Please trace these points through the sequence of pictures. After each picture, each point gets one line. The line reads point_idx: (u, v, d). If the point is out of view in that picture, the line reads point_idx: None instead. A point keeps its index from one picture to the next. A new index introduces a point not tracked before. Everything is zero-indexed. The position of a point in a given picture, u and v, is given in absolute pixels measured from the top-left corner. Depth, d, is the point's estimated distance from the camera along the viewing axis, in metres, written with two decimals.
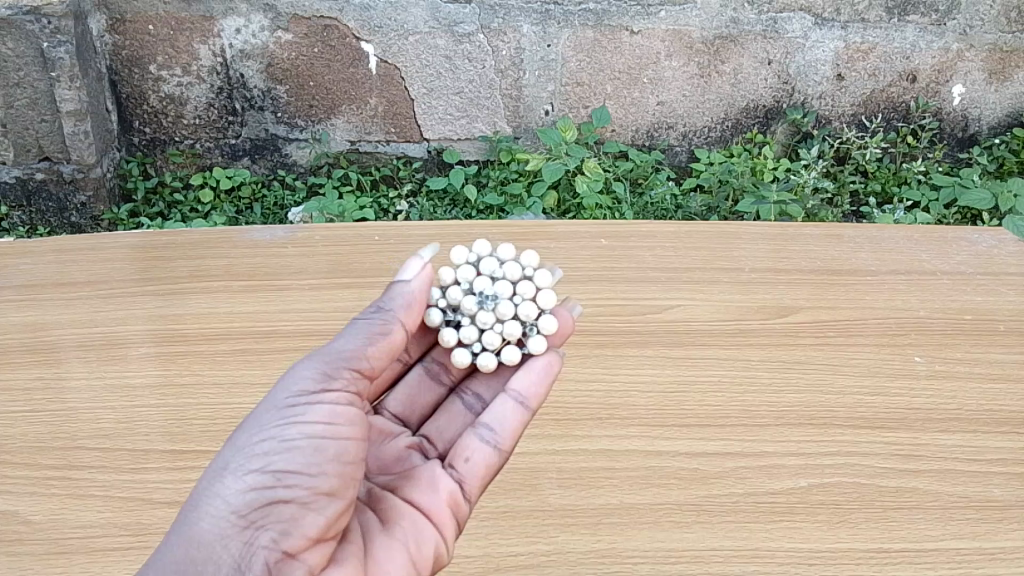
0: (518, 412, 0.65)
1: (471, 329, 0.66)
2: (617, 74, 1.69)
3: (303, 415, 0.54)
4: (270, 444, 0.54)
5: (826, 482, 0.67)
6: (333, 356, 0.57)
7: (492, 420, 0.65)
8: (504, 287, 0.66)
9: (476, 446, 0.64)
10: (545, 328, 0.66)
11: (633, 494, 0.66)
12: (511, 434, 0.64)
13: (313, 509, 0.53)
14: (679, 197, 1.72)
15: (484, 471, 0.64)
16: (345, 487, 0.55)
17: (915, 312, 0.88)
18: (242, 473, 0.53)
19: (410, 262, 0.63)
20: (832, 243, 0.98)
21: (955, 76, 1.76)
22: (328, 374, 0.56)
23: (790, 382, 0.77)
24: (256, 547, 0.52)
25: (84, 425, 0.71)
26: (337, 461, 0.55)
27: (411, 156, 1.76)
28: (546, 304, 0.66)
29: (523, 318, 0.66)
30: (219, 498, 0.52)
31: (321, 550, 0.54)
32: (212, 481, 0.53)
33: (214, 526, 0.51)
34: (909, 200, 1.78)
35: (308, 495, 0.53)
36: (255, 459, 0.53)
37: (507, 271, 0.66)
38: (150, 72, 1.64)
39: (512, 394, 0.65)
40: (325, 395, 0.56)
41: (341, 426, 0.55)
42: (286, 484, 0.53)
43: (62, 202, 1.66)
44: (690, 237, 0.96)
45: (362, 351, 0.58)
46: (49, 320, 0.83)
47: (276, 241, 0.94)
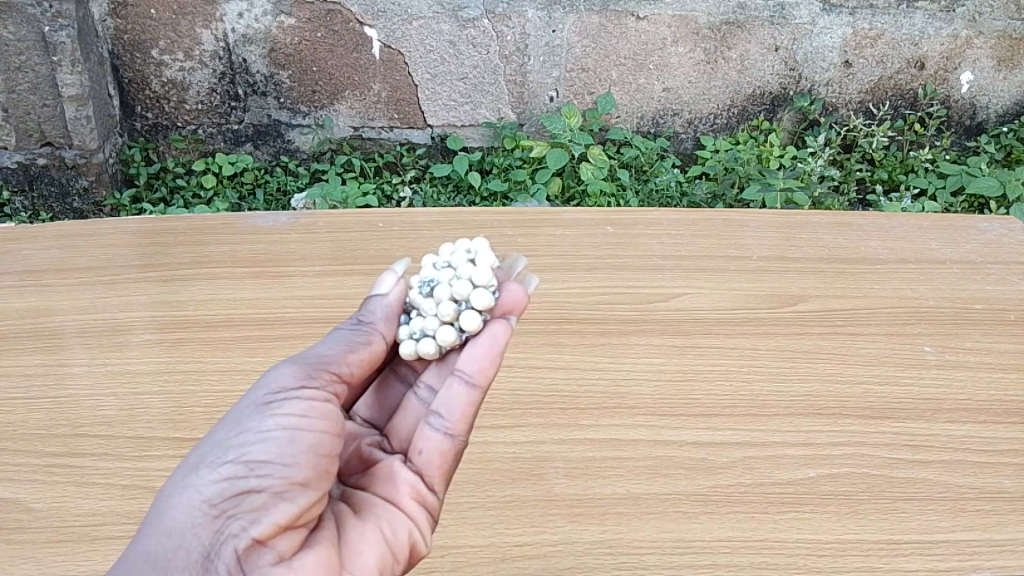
0: (465, 394, 0.60)
1: (414, 319, 0.62)
2: (623, 60, 1.67)
3: (280, 407, 0.53)
4: (247, 435, 0.52)
5: (835, 472, 0.66)
6: (311, 361, 0.57)
7: (439, 406, 0.60)
8: (442, 271, 0.62)
9: (427, 436, 0.60)
10: (478, 303, 0.60)
11: (641, 484, 0.65)
12: (461, 417, 0.60)
13: (286, 498, 0.51)
14: (685, 184, 1.71)
15: (441, 458, 0.60)
16: (320, 479, 0.53)
17: (925, 302, 0.86)
18: (216, 463, 0.51)
19: (385, 277, 0.64)
20: (839, 231, 0.96)
21: (964, 63, 1.75)
22: (308, 374, 0.56)
23: (799, 371, 0.76)
24: (226, 535, 0.49)
25: (86, 412, 0.71)
26: (313, 452, 0.53)
27: (414, 142, 1.74)
28: (480, 280, 0.60)
29: (457, 297, 0.61)
30: (193, 487, 0.50)
31: (291, 537, 0.51)
32: (187, 473, 0.51)
33: (184, 515, 0.49)
34: (917, 189, 1.76)
35: (281, 485, 0.51)
36: (231, 450, 0.52)
37: (451, 258, 0.63)
38: (152, 57, 1.63)
39: (457, 375, 0.60)
40: (302, 392, 0.55)
41: (318, 420, 0.54)
42: (259, 474, 0.51)
43: (63, 186, 1.64)
44: (696, 225, 0.95)
45: (341, 356, 0.58)
46: (52, 307, 0.82)
47: (278, 227, 0.93)
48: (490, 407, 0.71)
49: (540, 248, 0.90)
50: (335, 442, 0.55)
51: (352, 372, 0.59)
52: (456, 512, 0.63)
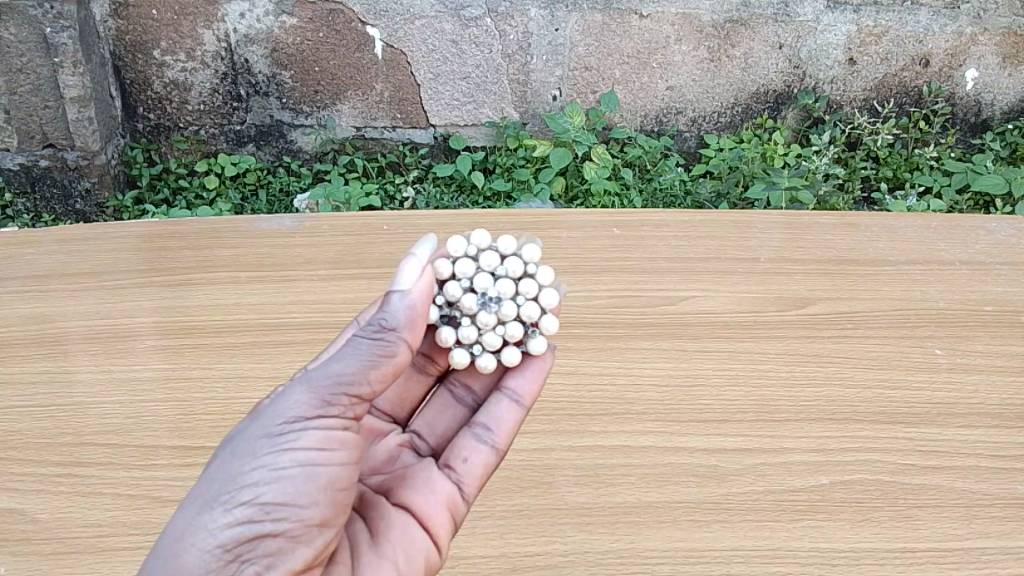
0: (513, 409, 0.65)
1: (471, 329, 0.64)
2: (626, 59, 1.66)
3: (296, 443, 0.53)
4: (260, 473, 0.52)
5: (847, 479, 0.66)
6: (327, 382, 0.54)
7: (488, 420, 0.65)
8: (506, 286, 0.64)
9: (473, 446, 0.64)
10: (547, 329, 0.65)
11: (651, 492, 0.64)
12: (507, 432, 0.64)
13: (302, 542, 0.52)
14: (688, 183, 1.71)
15: (482, 470, 0.63)
16: (335, 515, 0.54)
17: (936, 304, 0.86)
18: (231, 505, 0.50)
19: (405, 266, 0.60)
20: (847, 232, 0.96)
21: (968, 61, 1.74)
22: (324, 401, 0.54)
23: (809, 375, 0.75)
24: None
25: (90, 420, 0.70)
26: (329, 489, 0.54)
27: (417, 142, 1.74)
28: (549, 304, 0.65)
29: (525, 319, 0.65)
30: (204, 530, 0.50)
31: None
32: (198, 512, 0.50)
33: (195, 560, 0.49)
34: (921, 186, 1.75)
35: (298, 528, 0.52)
36: (244, 489, 0.51)
37: (508, 268, 0.64)
38: (154, 57, 1.62)
39: (508, 392, 0.65)
40: (319, 422, 0.54)
41: (335, 453, 0.54)
42: (275, 517, 0.51)
43: (65, 188, 1.64)
44: (703, 226, 0.94)
45: (362, 377, 0.55)
46: (56, 312, 0.82)
47: (283, 231, 0.93)
48: None
49: (546, 250, 0.89)
50: (350, 471, 0.55)
51: (373, 388, 0.56)
52: (467, 523, 0.63)
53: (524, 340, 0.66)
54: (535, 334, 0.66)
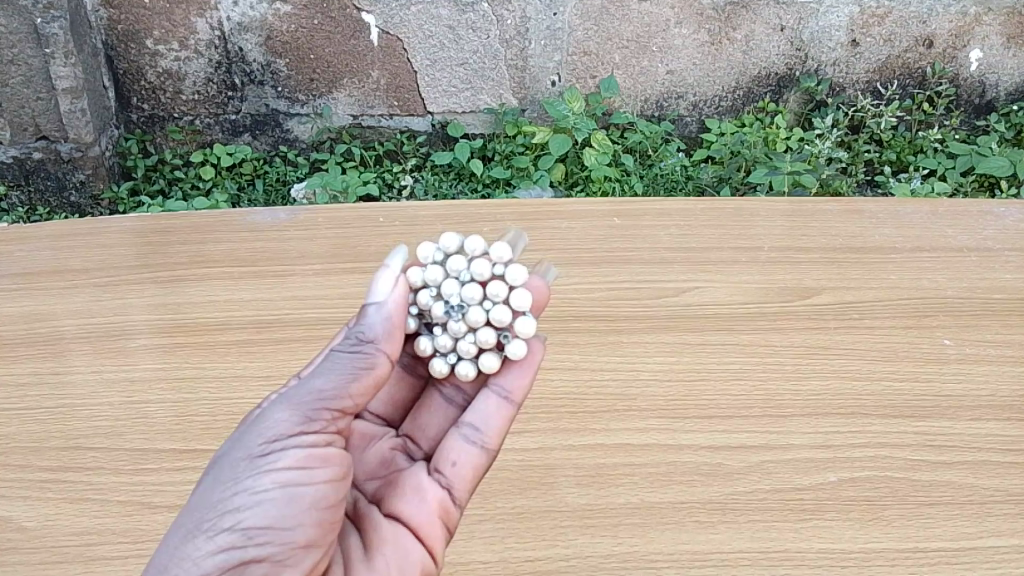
0: (501, 408, 0.62)
1: (445, 339, 0.62)
2: (625, 43, 1.64)
3: (277, 463, 0.51)
4: (242, 497, 0.50)
5: (856, 476, 0.64)
6: (307, 399, 0.54)
7: (475, 420, 0.62)
8: (472, 290, 0.61)
9: (461, 447, 0.61)
10: (522, 332, 0.62)
11: (655, 492, 0.63)
12: (495, 432, 0.62)
13: (289, 565, 0.50)
14: (689, 168, 1.69)
15: (472, 473, 0.61)
16: (323, 535, 0.53)
17: (944, 293, 0.84)
18: (213, 531, 0.49)
19: (381, 276, 0.59)
20: (853, 219, 0.94)
21: (972, 41, 1.71)
22: (305, 418, 0.53)
23: (817, 368, 0.74)
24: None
25: (81, 423, 0.69)
26: (314, 508, 0.52)
27: (414, 129, 1.71)
28: (521, 306, 0.61)
29: (496, 324, 0.61)
30: (189, 560, 0.48)
31: None
32: (181, 541, 0.49)
33: None
34: (925, 169, 1.73)
35: (283, 552, 0.50)
36: (225, 515, 0.50)
37: (475, 271, 0.61)
38: (147, 47, 1.60)
39: (496, 389, 0.63)
40: (301, 440, 0.53)
41: (318, 471, 0.52)
42: (259, 541, 0.50)
43: (60, 181, 1.62)
44: (706, 214, 0.92)
45: (342, 390, 0.54)
46: (45, 311, 0.80)
47: (276, 224, 0.91)
48: None
49: (545, 241, 0.87)
50: (335, 489, 0.54)
51: (356, 401, 0.55)
52: (466, 527, 0.61)
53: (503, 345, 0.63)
54: (513, 338, 0.62)
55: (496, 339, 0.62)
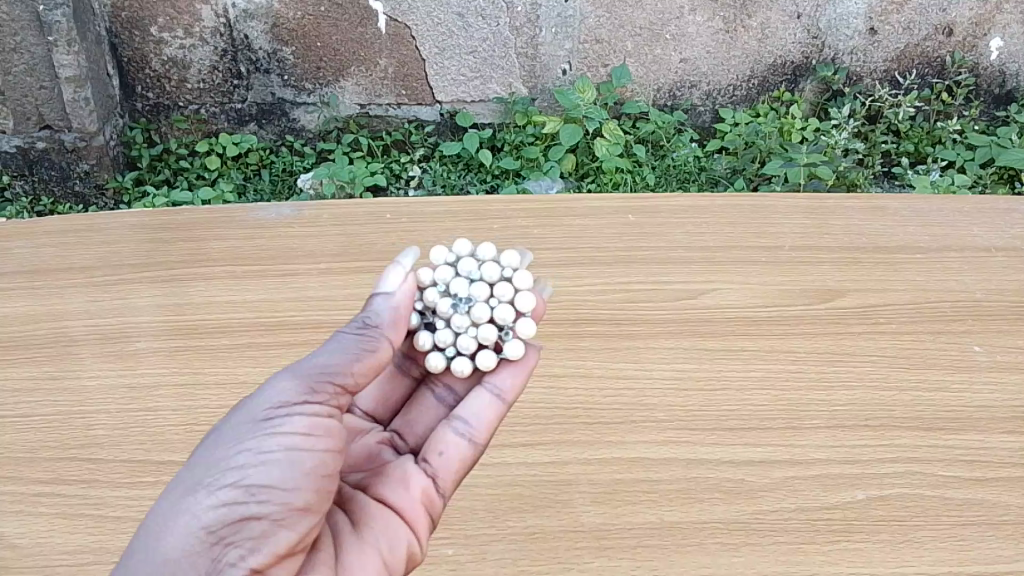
0: (493, 405, 0.60)
1: (445, 333, 0.60)
2: (638, 31, 1.60)
3: (281, 427, 0.50)
4: (245, 456, 0.49)
5: (885, 494, 0.61)
6: (312, 371, 0.53)
7: (466, 413, 0.60)
8: (480, 288, 0.59)
9: (450, 439, 0.60)
10: (523, 333, 0.60)
11: (674, 511, 0.60)
12: (486, 426, 0.60)
13: (287, 526, 0.49)
14: (703, 159, 1.65)
15: (459, 465, 0.59)
16: (322, 502, 0.51)
17: (975, 296, 0.80)
18: (214, 486, 0.48)
19: (391, 269, 0.58)
20: (876, 217, 0.90)
21: (993, 29, 1.67)
22: (310, 388, 0.52)
23: (842, 376, 0.71)
24: (225, 565, 0.47)
25: (76, 432, 0.66)
26: (315, 475, 0.50)
27: (423, 119, 1.68)
28: (525, 308, 0.60)
29: (499, 322, 0.60)
30: (188, 512, 0.47)
31: (290, 565, 0.49)
32: (180, 496, 0.47)
33: (176, 542, 0.46)
34: (943, 161, 1.69)
35: (283, 512, 0.49)
36: (227, 472, 0.48)
37: (485, 272, 0.60)
38: (151, 34, 1.57)
39: (489, 386, 0.61)
40: (305, 408, 0.51)
41: (320, 440, 0.51)
42: (259, 500, 0.48)
43: (63, 171, 1.59)
44: (725, 211, 0.89)
45: (347, 365, 0.53)
46: (42, 313, 0.77)
47: (281, 220, 0.88)
48: (512, 423, 0.66)
49: (558, 240, 0.84)
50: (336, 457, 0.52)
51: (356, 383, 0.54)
52: (476, 546, 0.58)
53: (501, 344, 0.61)
54: (512, 338, 0.60)
55: (497, 337, 0.60)
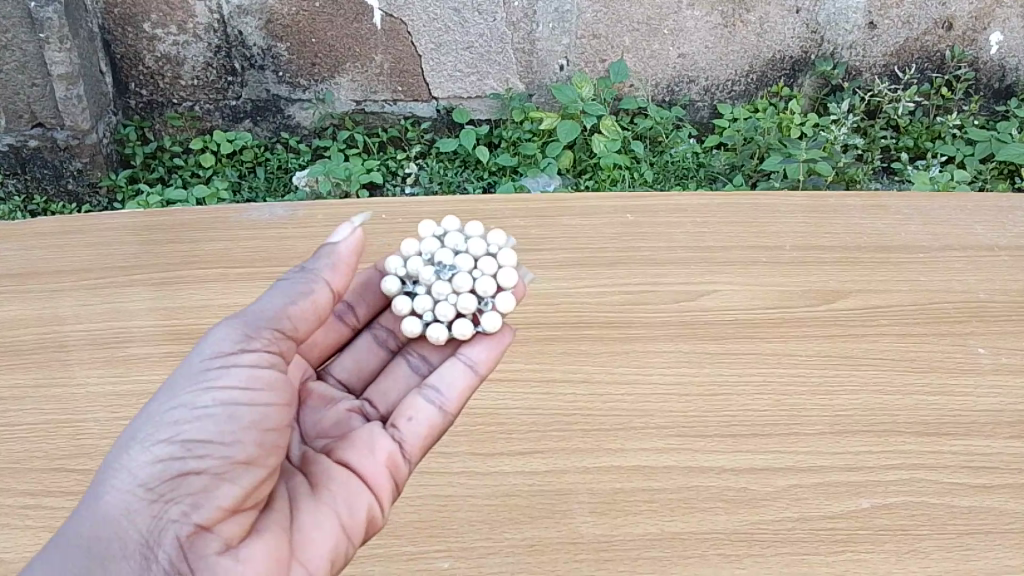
0: (466, 375, 0.61)
1: (425, 299, 0.63)
2: (636, 26, 1.58)
3: (217, 382, 0.52)
4: (181, 413, 0.51)
5: (890, 502, 0.60)
6: (250, 320, 0.54)
7: (438, 382, 0.61)
8: (463, 260, 0.63)
9: (419, 406, 0.61)
10: (501, 306, 0.62)
11: (675, 521, 0.59)
12: (458, 396, 0.61)
13: (228, 480, 0.51)
14: (701, 154, 1.64)
15: (427, 433, 0.60)
16: (265, 456, 0.53)
17: (978, 297, 0.79)
18: (150, 445, 0.50)
19: (342, 224, 0.60)
20: (878, 215, 0.89)
21: (993, 23, 1.65)
22: (246, 337, 0.53)
23: (845, 381, 0.69)
24: (167, 519, 0.49)
25: (64, 442, 0.65)
26: (255, 428, 0.52)
27: (419, 115, 1.67)
28: (506, 283, 0.62)
29: (479, 293, 0.62)
30: (126, 469, 0.50)
31: (237, 521, 0.51)
32: (119, 454, 0.50)
33: (117, 499, 0.49)
34: (943, 156, 1.68)
35: (222, 466, 0.51)
36: (164, 430, 0.51)
37: (470, 246, 0.63)
38: (144, 31, 1.55)
39: (463, 358, 0.62)
40: (241, 359, 0.53)
41: (259, 393, 0.52)
42: (197, 455, 0.50)
43: (56, 169, 1.57)
44: (725, 210, 0.88)
45: (282, 311, 0.55)
46: (30, 318, 0.76)
47: (274, 220, 0.87)
48: (508, 430, 0.65)
49: (555, 240, 0.83)
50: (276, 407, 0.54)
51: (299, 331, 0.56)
52: (473, 558, 0.57)
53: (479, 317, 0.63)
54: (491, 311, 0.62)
55: (475, 307, 0.62)
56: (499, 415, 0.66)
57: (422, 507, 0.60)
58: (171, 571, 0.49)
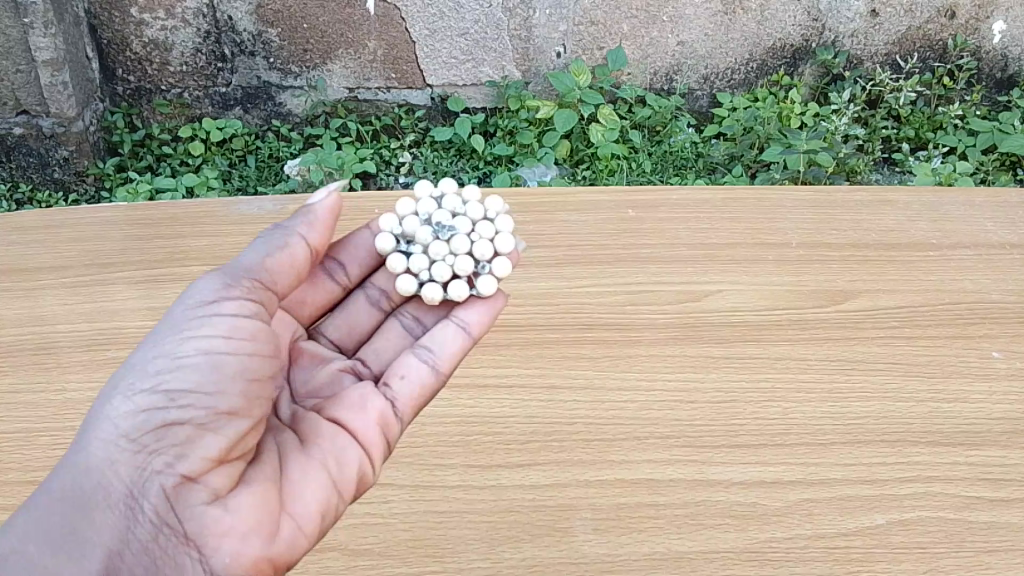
0: (458, 338, 0.62)
1: (421, 258, 0.63)
2: (634, 13, 1.55)
3: (200, 332, 0.53)
4: (162, 363, 0.53)
5: (906, 518, 0.58)
6: (234, 270, 0.56)
7: (430, 342, 0.62)
8: (461, 223, 0.64)
9: (412, 365, 0.61)
10: (498, 272, 0.63)
11: (684, 539, 0.57)
12: (450, 357, 0.62)
13: (211, 430, 0.52)
14: (700, 145, 1.62)
15: (419, 391, 0.61)
16: (250, 406, 0.54)
17: (992, 297, 0.76)
18: (133, 396, 0.52)
19: (319, 191, 0.62)
20: (889, 209, 0.86)
21: (997, 12, 1.62)
22: (228, 285, 0.55)
23: (858, 388, 0.67)
24: (151, 469, 0.51)
25: (43, 452, 0.63)
26: (237, 378, 0.53)
27: (413, 103, 1.63)
28: (503, 248, 0.64)
29: (477, 256, 0.63)
30: (110, 420, 0.51)
31: (224, 472, 0.53)
32: (103, 406, 0.52)
33: (101, 450, 0.51)
34: (945, 147, 1.65)
35: (205, 416, 0.52)
36: (146, 381, 0.52)
37: (468, 210, 0.65)
38: (131, 15, 1.51)
39: (456, 320, 0.63)
40: (223, 307, 0.54)
41: (242, 342, 0.54)
42: (179, 405, 0.52)
43: (42, 157, 1.53)
44: (731, 205, 0.84)
45: (260, 262, 0.57)
46: (5, 319, 0.73)
47: (263, 215, 0.83)
48: (506, 441, 0.62)
49: (554, 236, 0.79)
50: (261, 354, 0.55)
51: (276, 284, 0.58)
52: None
53: (474, 280, 0.64)
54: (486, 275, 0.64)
55: (472, 270, 0.63)
56: (496, 425, 0.63)
57: (416, 524, 0.57)
58: (157, 521, 0.51)
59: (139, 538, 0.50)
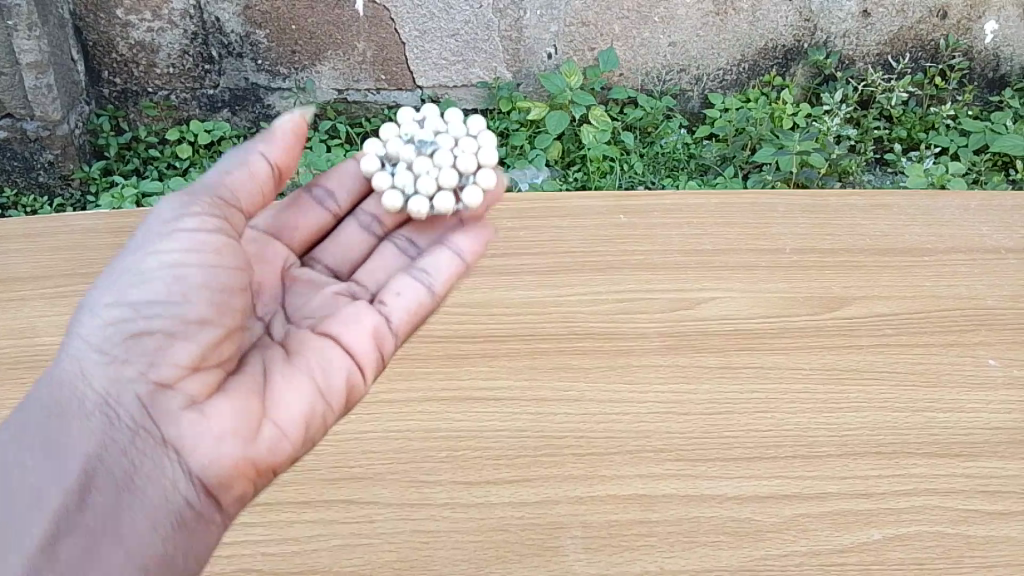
0: (453, 261, 0.62)
1: (406, 173, 0.63)
2: (625, 13, 1.54)
3: (164, 246, 0.55)
4: (130, 278, 0.54)
5: (902, 532, 0.57)
6: (195, 188, 0.57)
7: (425, 265, 0.61)
8: (444, 139, 0.65)
9: (407, 284, 0.61)
10: (483, 182, 0.63)
11: (675, 558, 0.56)
12: (445, 279, 0.61)
13: (181, 339, 0.53)
14: (692, 146, 1.60)
15: (414, 311, 0.60)
16: (220, 317, 0.55)
17: (988, 303, 0.75)
18: (102, 310, 0.54)
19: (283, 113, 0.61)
20: (883, 213, 0.84)
21: (988, 12, 1.62)
22: (189, 200, 0.56)
23: (853, 398, 0.66)
24: (125, 377, 0.53)
25: None
26: (204, 288, 0.55)
27: (402, 105, 1.61)
28: (487, 160, 0.64)
29: (461, 168, 0.63)
30: (83, 335, 0.54)
31: (200, 379, 0.54)
32: (77, 322, 0.54)
33: (77, 362, 0.53)
34: (938, 148, 1.64)
35: (173, 326, 0.53)
36: (115, 296, 0.54)
37: (450, 128, 0.65)
38: (117, 17, 1.49)
39: (451, 245, 0.62)
40: (185, 223, 0.55)
41: (207, 254, 0.55)
42: (147, 317, 0.53)
43: (27, 161, 1.51)
44: (724, 209, 0.83)
45: (220, 181, 0.57)
46: None
47: None
48: (495, 456, 0.61)
49: (544, 242, 0.78)
50: (232, 285, 0.56)
51: (241, 204, 0.58)
52: None
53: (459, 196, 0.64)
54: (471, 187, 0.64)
55: (456, 182, 0.63)
56: (485, 439, 0.62)
57: (403, 544, 0.56)
58: (136, 426, 0.53)
59: (119, 443, 0.52)
